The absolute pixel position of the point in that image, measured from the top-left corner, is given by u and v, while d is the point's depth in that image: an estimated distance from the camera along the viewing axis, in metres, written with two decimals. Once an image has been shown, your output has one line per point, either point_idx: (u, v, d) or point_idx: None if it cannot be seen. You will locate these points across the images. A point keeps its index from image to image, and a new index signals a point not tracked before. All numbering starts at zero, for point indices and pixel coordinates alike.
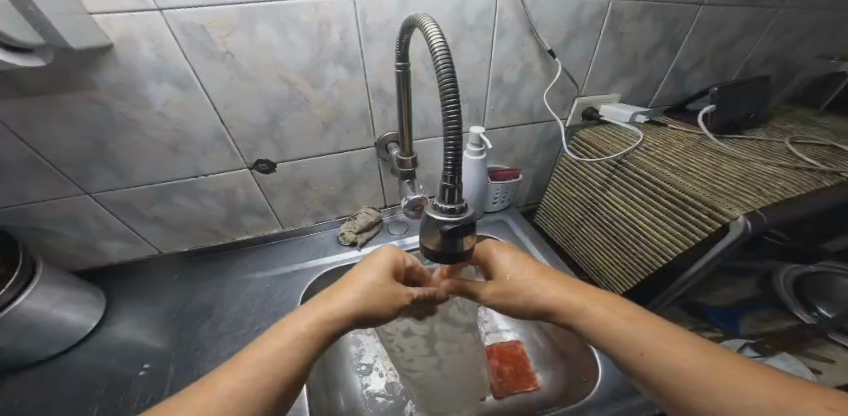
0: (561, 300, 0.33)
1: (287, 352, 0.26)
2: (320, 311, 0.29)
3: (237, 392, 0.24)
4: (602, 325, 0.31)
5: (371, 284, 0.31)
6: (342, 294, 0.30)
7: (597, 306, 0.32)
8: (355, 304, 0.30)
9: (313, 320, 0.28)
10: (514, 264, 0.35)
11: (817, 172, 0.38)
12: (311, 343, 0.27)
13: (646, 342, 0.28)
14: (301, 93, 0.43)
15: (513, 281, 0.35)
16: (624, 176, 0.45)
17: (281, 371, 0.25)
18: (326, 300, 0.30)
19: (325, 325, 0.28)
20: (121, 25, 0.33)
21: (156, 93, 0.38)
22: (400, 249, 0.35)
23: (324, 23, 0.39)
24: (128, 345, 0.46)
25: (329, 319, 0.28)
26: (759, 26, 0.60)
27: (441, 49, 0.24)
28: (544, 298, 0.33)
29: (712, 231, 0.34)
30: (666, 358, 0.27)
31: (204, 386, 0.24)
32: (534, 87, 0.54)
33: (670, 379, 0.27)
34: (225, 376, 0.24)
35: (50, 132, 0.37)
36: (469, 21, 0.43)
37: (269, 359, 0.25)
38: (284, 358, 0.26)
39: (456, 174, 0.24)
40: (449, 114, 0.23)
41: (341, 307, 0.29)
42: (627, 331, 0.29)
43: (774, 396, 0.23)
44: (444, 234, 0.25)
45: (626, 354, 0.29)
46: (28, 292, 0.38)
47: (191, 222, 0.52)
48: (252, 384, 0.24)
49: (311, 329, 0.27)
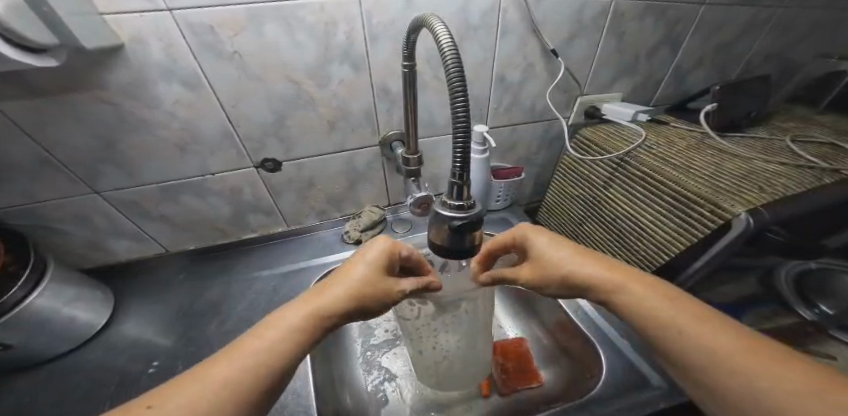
0: (599, 278, 0.33)
1: (280, 344, 0.26)
2: (308, 306, 0.29)
3: (234, 378, 0.24)
4: (644, 306, 0.30)
5: (362, 278, 0.31)
6: (330, 290, 0.30)
7: (640, 285, 0.31)
8: (344, 300, 0.30)
9: (303, 315, 0.28)
10: (554, 245, 0.36)
11: (818, 169, 0.39)
12: (304, 334, 0.28)
13: (683, 321, 0.28)
14: (306, 93, 0.44)
15: (552, 261, 0.35)
16: (626, 174, 0.46)
17: (278, 359, 0.26)
18: (313, 295, 0.30)
19: (315, 317, 0.28)
20: (131, 24, 0.33)
21: (165, 93, 0.39)
22: (395, 241, 0.34)
23: (331, 22, 0.39)
24: (137, 343, 0.46)
25: (319, 313, 0.29)
26: (760, 25, 0.61)
27: (449, 47, 0.24)
28: (578, 277, 0.33)
29: (714, 227, 0.35)
30: (703, 340, 0.26)
31: (201, 371, 0.24)
32: (537, 86, 0.54)
33: (702, 359, 0.26)
34: (221, 361, 0.25)
35: (61, 132, 0.38)
36: (473, 21, 0.44)
37: (266, 347, 0.26)
38: (281, 347, 0.26)
39: (464, 171, 0.25)
40: (458, 112, 0.24)
41: (332, 301, 0.30)
42: (671, 314, 0.29)
43: (817, 382, 0.22)
44: (452, 229, 0.25)
45: (664, 334, 0.28)
46: (39, 290, 0.38)
47: (197, 221, 0.52)
48: (251, 369, 0.25)
49: (302, 322, 0.28)
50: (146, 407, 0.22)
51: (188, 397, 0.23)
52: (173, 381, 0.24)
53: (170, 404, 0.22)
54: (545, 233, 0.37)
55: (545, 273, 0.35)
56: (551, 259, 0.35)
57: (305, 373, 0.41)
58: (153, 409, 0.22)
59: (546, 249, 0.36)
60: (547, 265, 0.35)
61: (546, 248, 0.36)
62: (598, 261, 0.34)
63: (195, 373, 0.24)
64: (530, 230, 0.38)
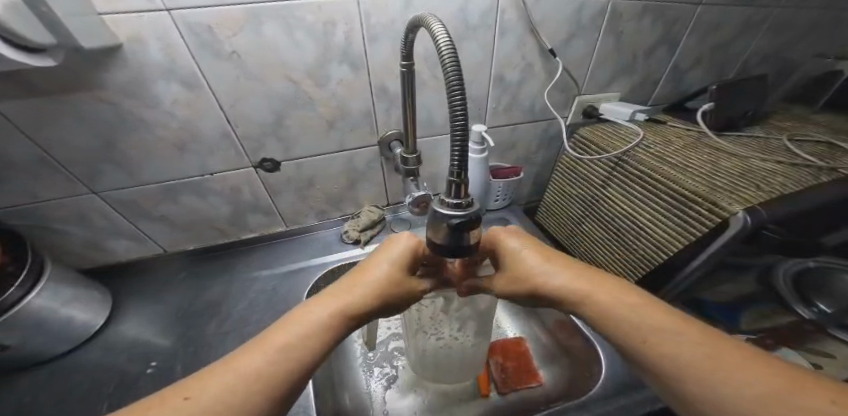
0: (566, 284, 0.32)
1: (308, 340, 0.26)
2: (334, 303, 0.29)
3: (262, 372, 0.24)
4: (608, 315, 0.30)
5: (384, 277, 0.31)
6: (355, 287, 0.30)
7: (596, 290, 0.31)
8: (368, 299, 0.30)
9: (329, 312, 0.28)
10: (523, 249, 0.34)
11: (814, 168, 0.39)
12: (332, 329, 0.28)
13: (646, 330, 0.28)
14: (306, 93, 0.44)
15: (525, 267, 0.33)
16: (625, 173, 0.46)
17: (307, 354, 0.26)
18: (338, 292, 0.30)
19: (341, 314, 0.28)
20: (130, 24, 0.33)
21: (164, 93, 0.39)
22: (420, 239, 0.33)
23: (330, 22, 0.39)
24: (136, 343, 0.46)
25: (345, 310, 0.29)
26: (757, 24, 0.61)
27: (447, 46, 0.24)
28: (549, 284, 0.32)
29: (712, 226, 0.35)
30: (670, 350, 0.26)
31: (230, 363, 0.24)
32: (536, 85, 0.54)
33: (669, 368, 0.26)
34: (249, 354, 0.25)
35: (60, 131, 0.38)
36: (471, 20, 0.44)
37: (294, 342, 0.26)
38: (308, 343, 0.26)
39: (462, 169, 0.25)
40: (456, 110, 0.24)
41: (357, 299, 0.29)
42: (631, 323, 0.28)
43: (779, 387, 0.22)
44: (450, 227, 0.25)
45: (630, 341, 0.28)
46: (38, 290, 0.38)
47: (196, 220, 0.52)
48: (279, 364, 0.25)
49: (330, 319, 0.28)
50: (183, 398, 0.22)
51: (218, 388, 0.23)
52: (207, 371, 0.24)
53: (202, 397, 0.22)
54: (515, 236, 0.36)
55: (520, 279, 0.34)
56: (523, 263, 0.34)
57: (305, 373, 0.41)
58: (186, 401, 0.22)
59: (517, 253, 0.34)
60: (522, 270, 0.33)
61: (518, 253, 0.34)
62: (559, 265, 0.33)
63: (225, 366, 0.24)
64: (504, 233, 0.36)
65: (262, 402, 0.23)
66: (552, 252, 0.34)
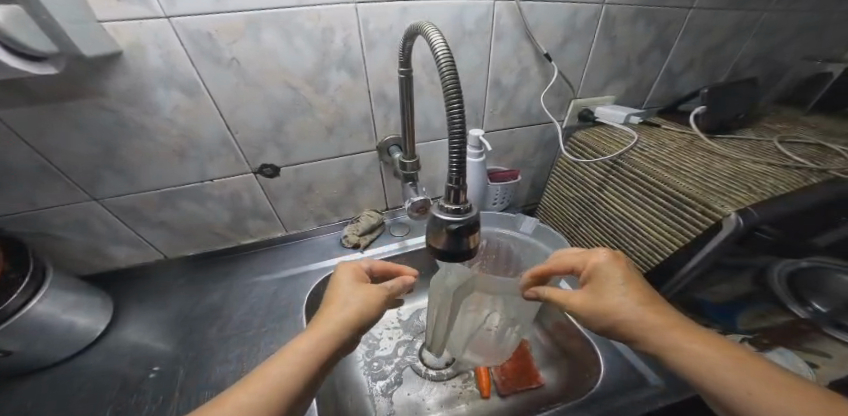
0: (644, 323, 0.31)
1: (298, 367, 0.28)
2: (319, 330, 0.30)
3: (257, 404, 0.25)
4: (702, 365, 0.28)
5: (352, 295, 0.34)
6: (332, 312, 0.32)
7: (678, 335, 0.30)
8: (349, 316, 0.32)
9: (319, 339, 0.29)
10: (617, 275, 0.34)
11: (805, 169, 0.40)
12: (321, 355, 0.29)
13: (716, 358, 0.28)
14: (305, 98, 0.44)
15: (607, 294, 0.34)
16: (619, 176, 0.47)
17: (300, 380, 0.27)
18: (322, 318, 0.31)
19: (330, 338, 0.30)
20: (130, 32, 0.34)
21: (164, 99, 0.39)
22: (355, 261, 0.39)
23: (328, 28, 0.40)
24: (137, 347, 0.46)
25: (332, 335, 0.30)
26: (747, 28, 0.62)
27: (444, 54, 0.25)
28: (621, 318, 0.32)
29: (705, 227, 0.35)
30: (738, 378, 0.27)
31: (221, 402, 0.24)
32: (532, 89, 0.55)
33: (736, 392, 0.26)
34: (243, 391, 0.25)
35: (62, 138, 0.38)
36: (468, 26, 0.45)
37: (287, 373, 0.27)
38: (300, 370, 0.27)
39: (461, 175, 0.25)
40: (454, 117, 0.24)
41: (342, 323, 0.31)
42: (727, 372, 0.27)
43: None
44: (449, 232, 0.26)
45: (723, 389, 0.27)
46: (40, 296, 0.38)
47: (196, 225, 0.52)
48: (272, 393, 0.26)
49: (318, 345, 0.29)
50: None
51: None
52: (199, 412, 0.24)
53: None
54: (613, 261, 0.35)
55: (595, 304, 0.34)
56: (607, 291, 0.34)
57: None
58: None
59: (608, 279, 0.34)
60: (600, 297, 0.34)
61: (609, 283, 0.34)
62: (646, 300, 0.32)
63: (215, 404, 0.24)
64: (601, 256, 0.36)
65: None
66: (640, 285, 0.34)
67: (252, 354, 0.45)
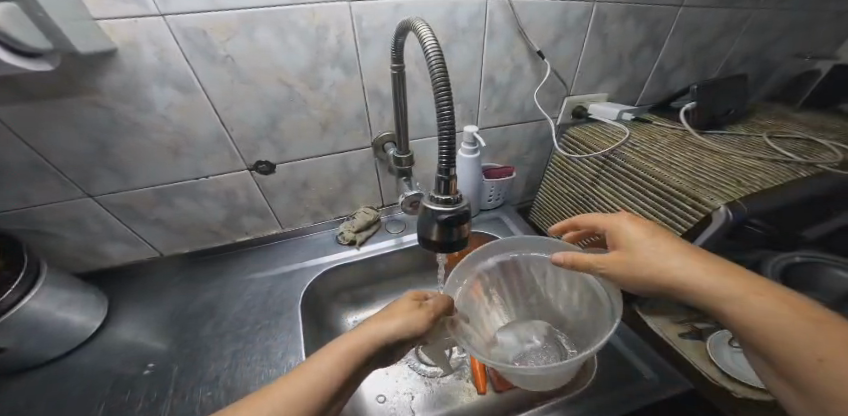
0: (714, 288, 0.28)
1: (334, 371, 0.27)
2: (363, 335, 0.29)
3: (292, 402, 0.25)
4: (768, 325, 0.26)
5: (404, 311, 0.31)
6: (382, 320, 0.30)
7: (760, 298, 0.27)
8: (397, 329, 0.29)
9: (358, 345, 0.28)
10: (638, 233, 0.33)
11: (793, 164, 0.41)
12: (357, 359, 0.28)
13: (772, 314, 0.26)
14: (300, 95, 0.44)
15: (635, 250, 0.33)
16: (612, 172, 0.47)
17: (334, 383, 0.26)
18: (368, 324, 0.30)
19: (375, 342, 0.28)
20: (125, 30, 0.34)
21: (159, 96, 0.39)
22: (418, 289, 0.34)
23: (322, 26, 0.40)
24: (132, 345, 0.46)
25: (370, 345, 0.28)
26: (737, 26, 0.63)
27: (433, 48, 0.25)
28: (679, 277, 0.30)
29: (696, 221, 0.36)
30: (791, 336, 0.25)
31: (265, 392, 0.26)
32: (526, 87, 0.56)
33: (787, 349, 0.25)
34: (280, 387, 0.26)
35: (56, 136, 0.38)
36: (460, 24, 0.45)
37: (322, 373, 0.27)
38: (334, 374, 0.27)
39: (450, 167, 0.26)
40: (443, 110, 0.25)
41: (388, 333, 0.29)
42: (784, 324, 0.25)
43: None
44: (440, 223, 0.26)
45: (789, 358, 0.24)
46: (34, 293, 0.38)
47: (191, 223, 0.52)
48: (310, 388, 0.26)
49: (361, 347, 0.28)
50: None
51: None
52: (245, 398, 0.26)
53: None
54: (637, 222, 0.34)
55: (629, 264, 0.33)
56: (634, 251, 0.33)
57: None
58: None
59: (630, 234, 0.34)
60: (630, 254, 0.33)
61: (638, 242, 0.33)
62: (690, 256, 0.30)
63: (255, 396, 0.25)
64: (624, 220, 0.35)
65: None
66: (683, 243, 0.32)
67: (247, 352, 0.45)
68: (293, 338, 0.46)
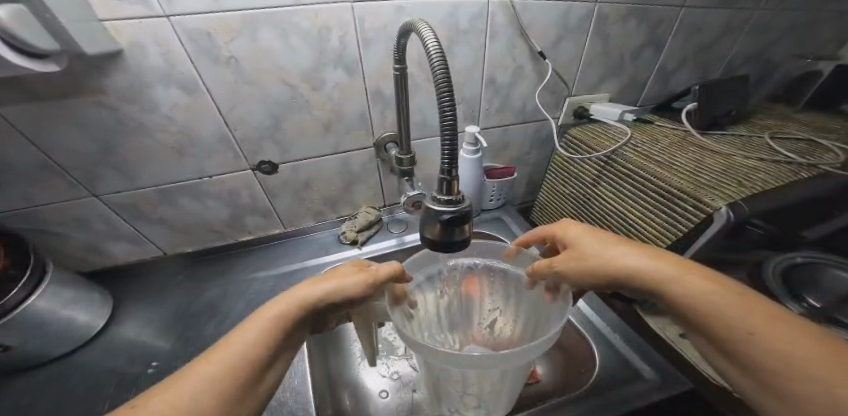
0: (658, 274, 0.28)
1: (262, 336, 0.26)
2: (292, 298, 0.28)
3: (217, 373, 0.23)
4: (705, 305, 0.25)
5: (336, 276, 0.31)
6: (313, 284, 0.30)
7: (699, 281, 0.27)
8: (328, 290, 0.29)
9: (288, 309, 0.28)
10: (583, 235, 0.33)
11: (795, 164, 0.41)
12: (288, 321, 0.27)
13: (712, 296, 0.25)
14: (302, 95, 0.45)
15: (583, 249, 0.32)
16: (614, 172, 0.47)
17: (264, 351, 0.25)
18: (297, 289, 0.29)
19: (306, 305, 0.28)
20: (130, 31, 0.34)
21: (164, 97, 0.40)
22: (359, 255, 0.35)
23: (325, 27, 0.40)
24: (136, 344, 0.46)
25: (302, 308, 0.28)
26: (739, 26, 0.63)
27: (436, 49, 0.25)
28: (626, 265, 0.30)
29: (697, 221, 0.36)
30: (730, 316, 0.24)
31: (182, 375, 0.23)
32: (527, 87, 0.56)
33: (727, 330, 0.24)
34: (200, 366, 0.23)
35: (61, 135, 0.39)
36: (462, 25, 0.45)
37: (250, 343, 0.25)
38: (263, 340, 0.26)
39: (452, 167, 0.26)
40: (446, 111, 0.25)
41: (319, 295, 0.29)
42: (720, 302, 0.25)
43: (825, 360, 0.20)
44: (442, 223, 0.26)
45: (727, 336, 0.24)
46: (39, 292, 0.38)
47: (195, 223, 0.53)
48: (236, 360, 0.24)
49: (290, 312, 0.28)
50: (131, 408, 0.21)
51: (159, 403, 0.21)
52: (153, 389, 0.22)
53: (146, 407, 0.20)
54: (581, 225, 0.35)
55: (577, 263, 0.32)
56: (578, 250, 0.33)
57: (305, 372, 0.43)
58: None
59: (575, 236, 0.34)
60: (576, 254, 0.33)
61: (583, 241, 0.33)
62: (634, 248, 0.31)
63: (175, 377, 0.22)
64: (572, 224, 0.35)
65: (219, 409, 0.22)
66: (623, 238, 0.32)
67: None
68: None
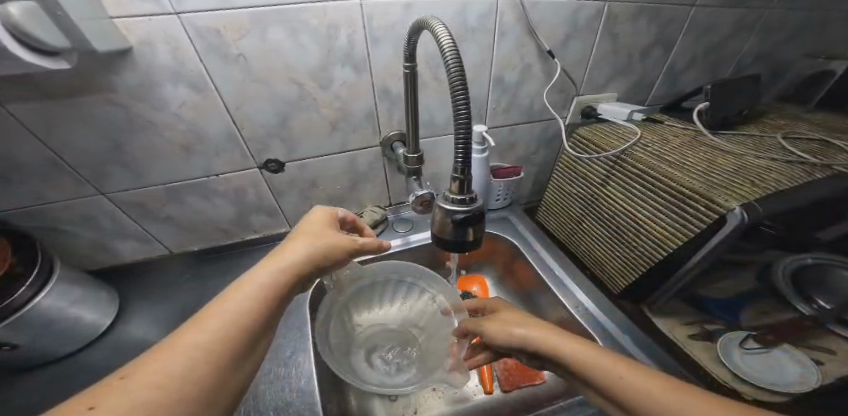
0: (554, 342, 0.32)
1: (253, 301, 0.27)
2: (277, 264, 0.30)
3: (213, 337, 0.24)
4: (596, 368, 0.29)
5: (318, 242, 0.34)
6: (295, 248, 0.32)
7: (585, 346, 0.31)
8: (311, 254, 0.32)
9: (275, 274, 0.29)
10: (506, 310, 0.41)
11: (809, 164, 0.40)
12: (278, 287, 0.29)
13: (599, 359, 0.30)
14: (309, 94, 0.45)
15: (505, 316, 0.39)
16: (623, 171, 0.47)
17: (258, 316, 0.27)
18: (281, 255, 0.31)
19: (292, 269, 0.30)
20: (140, 29, 0.34)
21: (172, 95, 0.40)
22: (331, 212, 0.39)
23: (333, 25, 0.40)
24: (141, 343, 0.46)
25: (288, 271, 0.30)
26: (750, 25, 0.62)
27: (450, 47, 0.25)
28: (530, 333, 0.34)
29: (709, 221, 0.35)
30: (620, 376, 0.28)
31: (169, 346, 0.22)
32: (535, 86, 0.55)
33: (622, 389, 0.27)
34: (189, 335, 0.23)
35: (69, 133, 0.38)
36: (471, 23, 0.45)
37: (239, 309, 0.26)
38: (256, 306, 0.27)
39: (465, 166, 0.26)
40: (459, 110, 0.25)
41: (304, 258, 0.31)
42: (605, 363, 0.29)
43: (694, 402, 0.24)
44: (455, 222, 0.26)
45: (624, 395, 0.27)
46: (46, 291, 0.38)
47: (201, 221, 0.53)
48: (229, 326, 0.25)
49: (278, 277, 0.29)
50: (120, 378, 0.20)
51: (156, 374, 0.21)
52: (135, 363, 0.21)
53: (139, 380, 0.20)
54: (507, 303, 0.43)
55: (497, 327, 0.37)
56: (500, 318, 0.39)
57: (310, 372, 0.43)
58: (99, 410, 0.18)
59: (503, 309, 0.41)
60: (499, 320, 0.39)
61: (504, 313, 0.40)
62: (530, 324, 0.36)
63: (164, 346, 0.22)
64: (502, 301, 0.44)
65: (215, 374, 0.23)
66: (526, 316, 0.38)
67: None
68: (300, 336, 0.47)
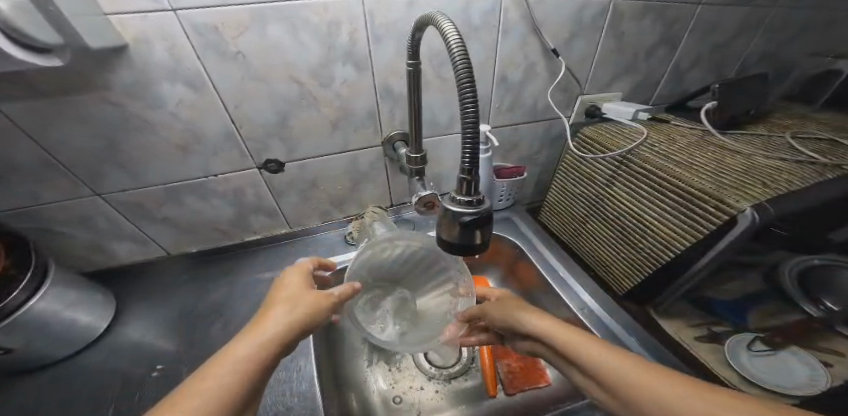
0: (549, 330, 0.33)
1: (233, 374, 0.25)
2: (257, 336, 0.28)
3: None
4: (591, 359, 0.28)
5: (295, 305, 0.32)
6: (272, 316, 0.30)
7: (579, 336, 0.31)
8: (289, 318, 0.31)
9: (256, 345, 0.27)
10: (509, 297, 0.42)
11: (819, 165, 0.40)
12: (258, 358, 0.27)
13: (592, 350, 0.29)
14: (310, 93, 0.44)
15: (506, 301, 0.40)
16: (628, 171, 0.46)
17: (241, 390, 0.25)
18: (260, 325, 0.29)
19: (271, 341, 0.28)
20: (135, 25, 0.33)
21: (169, 93, 0.39)
22: (305, 272, 0.38)
23: (334, 23, 0.39)
24: (139, 345, 0.46)
25: (270, 339, 0.28)
26: (755, 24, 0.61)
27: (457, 43, 0.24)
28: (525, 318, 0.35)
29: (719, 222, 0.35)
30: (614, 367, 0.26)
31: None
32: (539, 85, 0.55)
33: (617, 380, 0.26)
34: None
35: (63, 132, 0.37)
36: (475, 21, 0.44)
37: (219, 387, 0.24)
38: (237, 382, 0.25)
39: (473, 167, 0.25)
40: (467, 108, 0.24)
41: (283, 325, 0.30)
42: (599, 354, 0.28)
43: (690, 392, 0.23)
44: (462, 225, 0.25)
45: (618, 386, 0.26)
46: (40, 294, 0.37)
47: (200, 222, 0.52)
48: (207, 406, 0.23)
49: (258, 348, 0.27)
50: None
51: None
52: None
53: None
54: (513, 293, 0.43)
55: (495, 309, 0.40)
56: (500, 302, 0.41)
57: (310, 375, 0.42)
58: None
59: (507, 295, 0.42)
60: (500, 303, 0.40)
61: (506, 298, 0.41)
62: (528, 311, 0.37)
63: None
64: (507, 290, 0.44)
65: None
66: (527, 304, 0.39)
67: None
68: None
